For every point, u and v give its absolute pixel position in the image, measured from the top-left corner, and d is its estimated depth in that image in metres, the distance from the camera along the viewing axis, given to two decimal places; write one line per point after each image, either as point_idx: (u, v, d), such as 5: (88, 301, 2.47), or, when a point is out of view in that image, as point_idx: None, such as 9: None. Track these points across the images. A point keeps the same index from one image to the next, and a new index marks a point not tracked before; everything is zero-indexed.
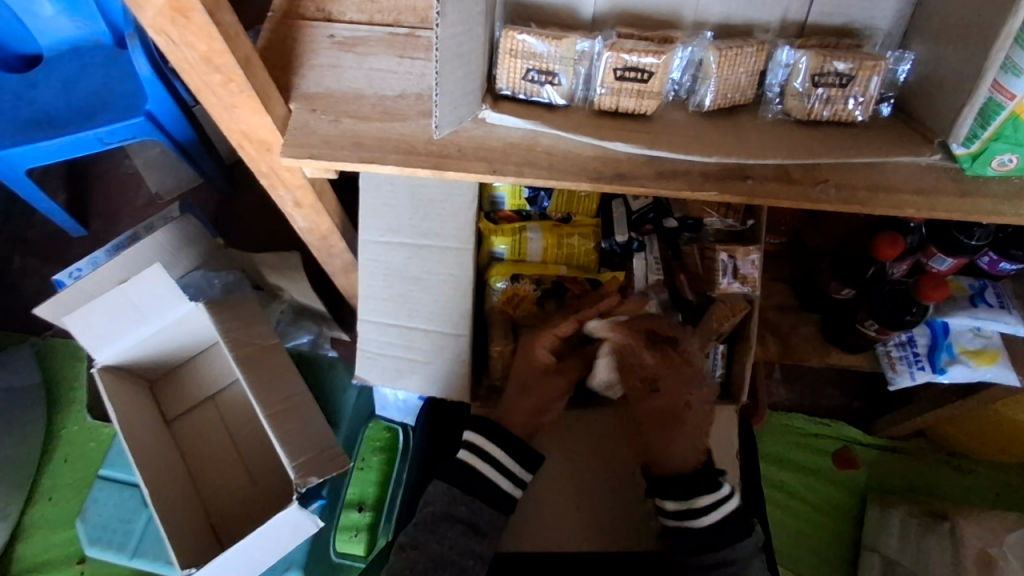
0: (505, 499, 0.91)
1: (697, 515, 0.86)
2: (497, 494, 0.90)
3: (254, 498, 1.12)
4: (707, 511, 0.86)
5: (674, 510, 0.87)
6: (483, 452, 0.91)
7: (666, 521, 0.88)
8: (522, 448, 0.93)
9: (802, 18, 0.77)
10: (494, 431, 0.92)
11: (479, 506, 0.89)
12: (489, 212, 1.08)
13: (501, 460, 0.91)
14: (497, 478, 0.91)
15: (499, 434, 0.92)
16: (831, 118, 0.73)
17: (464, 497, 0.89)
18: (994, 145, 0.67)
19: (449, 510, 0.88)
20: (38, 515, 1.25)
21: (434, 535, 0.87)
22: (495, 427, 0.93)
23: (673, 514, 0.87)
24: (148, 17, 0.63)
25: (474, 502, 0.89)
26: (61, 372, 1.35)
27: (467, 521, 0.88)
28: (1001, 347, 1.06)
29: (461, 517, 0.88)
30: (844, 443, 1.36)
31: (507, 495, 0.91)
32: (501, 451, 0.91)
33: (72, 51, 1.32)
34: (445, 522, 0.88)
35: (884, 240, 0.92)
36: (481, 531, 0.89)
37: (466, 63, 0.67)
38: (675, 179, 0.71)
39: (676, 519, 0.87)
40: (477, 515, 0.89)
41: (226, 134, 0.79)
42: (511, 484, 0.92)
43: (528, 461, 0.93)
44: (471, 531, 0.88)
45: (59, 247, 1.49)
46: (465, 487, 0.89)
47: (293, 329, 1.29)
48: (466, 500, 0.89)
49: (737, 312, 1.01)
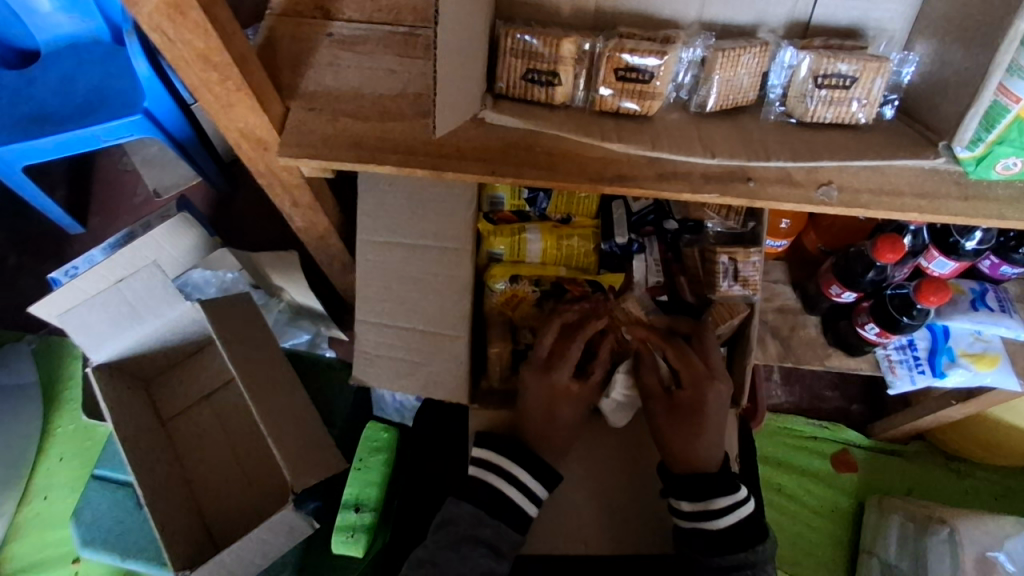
0: (527, 522, 0.92)
1: (718, 515, 0.88)
2: (521, 518, 0.91)
3: (251, 499, 1.11)
4: (725, 513, 0.88)
5: (689, 510, 0.89)
6: (508, 474, 0.93)
7: (681, 523, 0.90)
8: (545, 470, 0.94)
9: (806, 17, 0.77)
10: (523, 456, 0.94)
11: (505, 530, 0.90)
12: (488, 211, 1.06)
13: (526, 483, 0.93)
14: (523, 502, 0.92)
15: (525, 457, 0.94)
16: (833, 120, 0.73)
17: (489, 519, 0.90)
18: (999, 149, 0.65)
19: (472, 531, 0.89)
20: (31, 515, 1.24)
21: (456, 554, 0.87)
22: (523, 450, 0.95)
23: (688, 515, 0.89)
24: (143, 14, 0.61)
25: (498, 524, 0.90)
26: (57, 370, 1.34)
27: (490, 543, 0.89)
28: (1002, 351, 1.05)
29: (485, 539, 0.89)
30: (843, 446, 1.35)
31: (527, 517, 0.92)
32: (527, 475, 0.93)
33: (70, 46, 1.31)
34: (468, 543, 0.88)
35: (884, 243, 0.91)
36: (503, 553, 0.89)
37: (465, 62, 0.66)
38: (676, 180, 0.70)
39: (691, 520, 0.89)
40: (500, 538, 0.89)
41: (223, 133, 0.77)
42: (533, 507, 0.93)
43: (548, 481, 0.94)
44: (492, 553, 0.88)
45: (54, 244, 1.48)
46: (490, 509, 0.90)
47: (290, 329, 1.31)
48: (491, 522, 0.89)
49: (735, 314, 1.01)
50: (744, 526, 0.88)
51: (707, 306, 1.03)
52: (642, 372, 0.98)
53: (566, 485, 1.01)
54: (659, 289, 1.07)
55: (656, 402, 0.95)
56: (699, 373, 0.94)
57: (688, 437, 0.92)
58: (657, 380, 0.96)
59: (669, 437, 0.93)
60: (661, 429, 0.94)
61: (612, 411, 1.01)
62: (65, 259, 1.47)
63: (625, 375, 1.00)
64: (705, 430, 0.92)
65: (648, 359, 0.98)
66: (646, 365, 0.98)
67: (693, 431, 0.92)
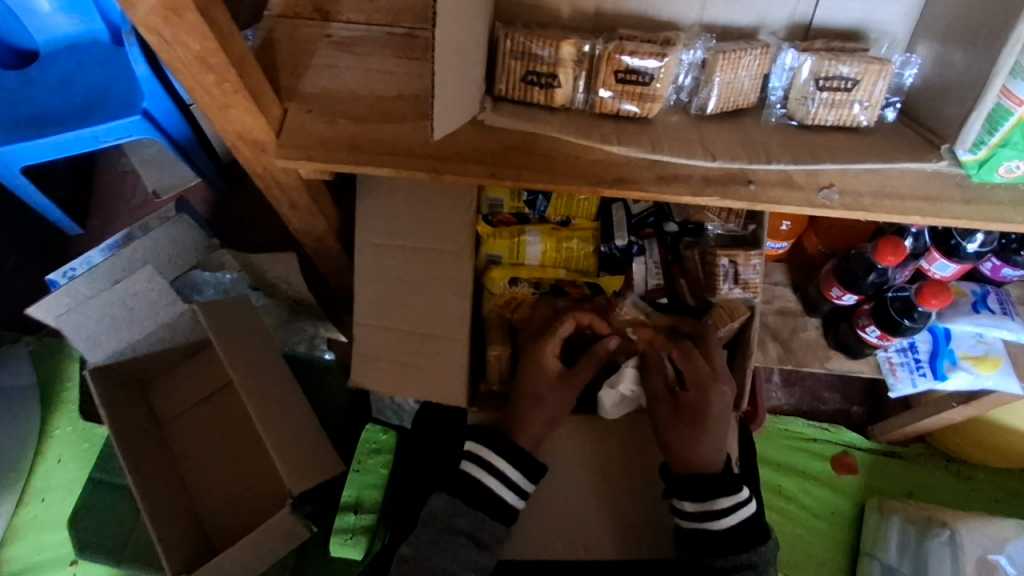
0: (510, 512, 0.91)
1: (720, 516, 0.87)
2: (501, 506, 0.91)
3: (250, 503, 1.10)
4: (726, 514, 0.87)
5: (693, 510, 0.88)
6: (486, 463, 0.92)
7: (684, 523, 0.89)
8: (524, 458, 0.93)
9: (808, 19, 0.76)
10: (498, 443, 0.93)
11: (483, 518, 0.89)
12: (487, 214, 1.05)
13: (504, 471, 0.91)
14: (502, 491, 0.91)
15: (502, 444, 0.92)
16: (835, 122, 0.72)
17: (465, 508, 0.89)
18: (1002, 151, 0.65)
19: (450, 523, 0.89)
20: (27, 516, 1.23)
21: (435, 546, 0.88)
22: (500, 438, 0.93)
23: (692, 515, 0.88)
24: (139, 16, 0.59)
25: (478, 515, 0.89)
26: (54, 372, 1.33)
27: (468, 534, 0.88)
28: (1004, 354, 1.04)
29: (463, 529, 0.88)
30: (843, 447, 1.34)
31: (511, 508, 0.92)
32: (506, 463, 0.92)
33: (69, 47, 1.31)
34: (447, 534, 0.88)
35: (885, 245, 0.90)
36: (482, 543, 0.89)
37: (465, 65, 0.66)
38: (676, 183, 0.70)
39: (695, 521, 0.88)
40: (478, 527, 0.89)
41: (221, 134, 0.76)
42: (516, 497, 0.92)
43: (532, 473, 0.93)
44: (472, 543, 0.88)
45: (50, 244, 1.46)
46: (467, 498, 0.90)
47: (288, 332, 1.27)
48: (468, 512, 0.89)
49: (736, 317, 1.00)
50: (745, 526, 0.88)
51: (708, 308, 1.03)
52: (647, 371, 0.99)
53: (566, 488, 1.01)
54: (660, 291, 1.06)
55: (661, 403, 0.95)
56: (704, 374, 0.94)
57: (692, 441, 0.91)
58: (662, 380, 0.97)
59: (670, 440, 0.92)
60: (664, 430, 0.94)
61: (612, 405, 1.00)
62: (63, 260, 1.46)
63: (634, 369, 1.00)
64: (707, 431, 0.91)
65: (653, 358, 0.99)
66: (653, 364, 0.99)
67: (695, 433, 0.91)
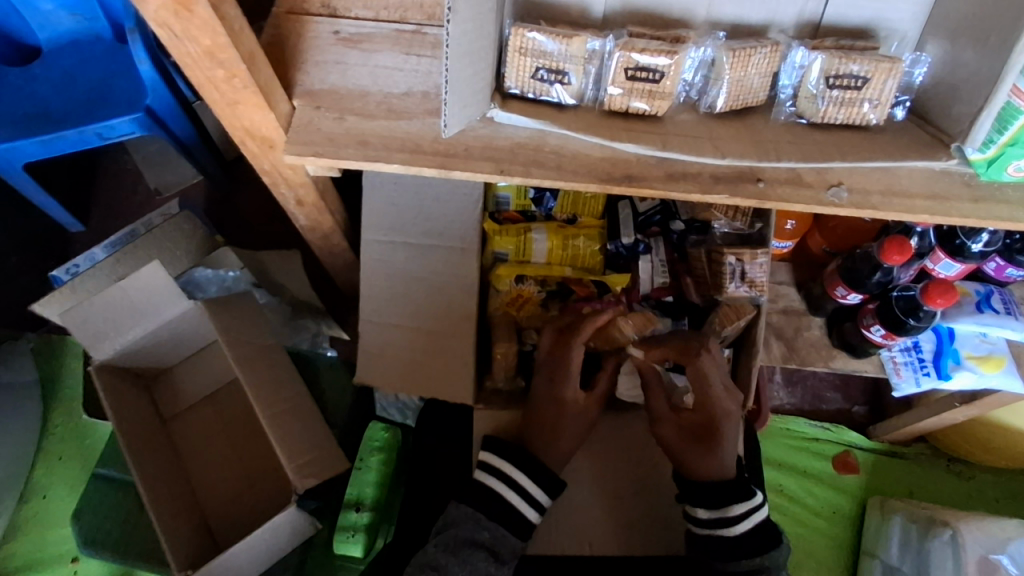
0: (528, 527, 0.93)
1: (733, 522, 0.87)
2: (521, 522, 0.92)
3: (255, 500, 1.10)
4: (741, 520, 0.88)
5: (706, 518, 0.89)
6: (510, 479, 0.93)
7: (698, 531, 0.89)
8: (546, 475, 0.94)
9: (817, 17, 0.76)
10: (518, 458, 0.94)
11: (503, 533, 0.91)
12: (493, 212, 1.06)
13: (526, 488, 0.93)
14: (524, 507, 0.92)
15: (526, 461, 0.94)
16: (844, 121, 0.72)
17: (488, 522, 0.90)
18: (1011, 150, 0.64)
19: (472, 535, 0.90)
20: (30, 513, 1.22)
21: (455, 559, 0.88)
22: (521, 452, 0.95)
23: (704, 523, 0.89)
24: (150, 10, 0.61)
25: (499, 530, 0.90)
26: (58, 369, 1.32)
27: (489, 547, 0.89)
28: (1007, 354, 1.04)
29: (484, 543, 0.89)
30: (845, 447, 1.34)
31: (530, 524, 0.93)
32: (526, 479, 0.93)
33: (70, 44, 1.29)
34: (467, 547, 0.88)
35: (892, 244, 0.90)
36: (502, 558, 0.90)
37: (476, 61, 0.66)
38: (685, 181, 0.70)
39: (709, 528, 0.88)
40: (499, 542, 0.90)
41: (228, 130, 0.77)
42: (535, 513, 0.93)
43: (553, 489, 0.94)
44: (492, 557, 0.89)
45: (53, 240, 1.45)
46: (490, 513, 0.91)
47: (292, 330, 1.23)
48: (490, 525, 0.90)
49: (742, 315, 1.00)
50: (759, 532, 0.88)
51: (715, 307, 1.03)
52: (647, 392, 0.96)
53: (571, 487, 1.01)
54: (666, 289, 1.07)
55: (665, 423, 0.94)
56: (712, 393, 0.92)
57: (703, 453, 0.90)
58: (664, 401, 0.95)
59: (682, 457, 0.91)
60: (674, 448, 0.92)
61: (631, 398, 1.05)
62: (66, 256, 1.45)
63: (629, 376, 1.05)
64: (723, 441, 0.91)
65: (650, 371, 0.97)
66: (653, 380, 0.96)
67: (711, 446, 0.90)
